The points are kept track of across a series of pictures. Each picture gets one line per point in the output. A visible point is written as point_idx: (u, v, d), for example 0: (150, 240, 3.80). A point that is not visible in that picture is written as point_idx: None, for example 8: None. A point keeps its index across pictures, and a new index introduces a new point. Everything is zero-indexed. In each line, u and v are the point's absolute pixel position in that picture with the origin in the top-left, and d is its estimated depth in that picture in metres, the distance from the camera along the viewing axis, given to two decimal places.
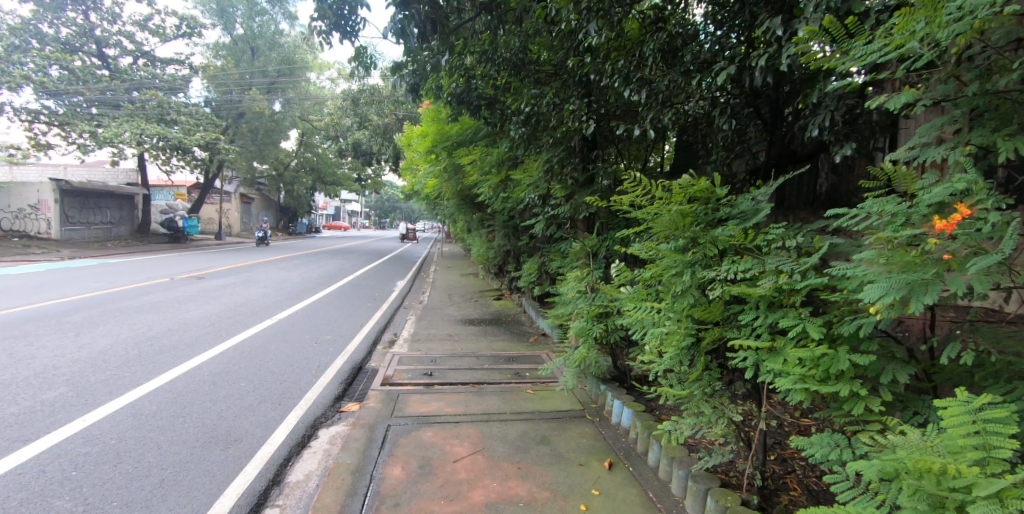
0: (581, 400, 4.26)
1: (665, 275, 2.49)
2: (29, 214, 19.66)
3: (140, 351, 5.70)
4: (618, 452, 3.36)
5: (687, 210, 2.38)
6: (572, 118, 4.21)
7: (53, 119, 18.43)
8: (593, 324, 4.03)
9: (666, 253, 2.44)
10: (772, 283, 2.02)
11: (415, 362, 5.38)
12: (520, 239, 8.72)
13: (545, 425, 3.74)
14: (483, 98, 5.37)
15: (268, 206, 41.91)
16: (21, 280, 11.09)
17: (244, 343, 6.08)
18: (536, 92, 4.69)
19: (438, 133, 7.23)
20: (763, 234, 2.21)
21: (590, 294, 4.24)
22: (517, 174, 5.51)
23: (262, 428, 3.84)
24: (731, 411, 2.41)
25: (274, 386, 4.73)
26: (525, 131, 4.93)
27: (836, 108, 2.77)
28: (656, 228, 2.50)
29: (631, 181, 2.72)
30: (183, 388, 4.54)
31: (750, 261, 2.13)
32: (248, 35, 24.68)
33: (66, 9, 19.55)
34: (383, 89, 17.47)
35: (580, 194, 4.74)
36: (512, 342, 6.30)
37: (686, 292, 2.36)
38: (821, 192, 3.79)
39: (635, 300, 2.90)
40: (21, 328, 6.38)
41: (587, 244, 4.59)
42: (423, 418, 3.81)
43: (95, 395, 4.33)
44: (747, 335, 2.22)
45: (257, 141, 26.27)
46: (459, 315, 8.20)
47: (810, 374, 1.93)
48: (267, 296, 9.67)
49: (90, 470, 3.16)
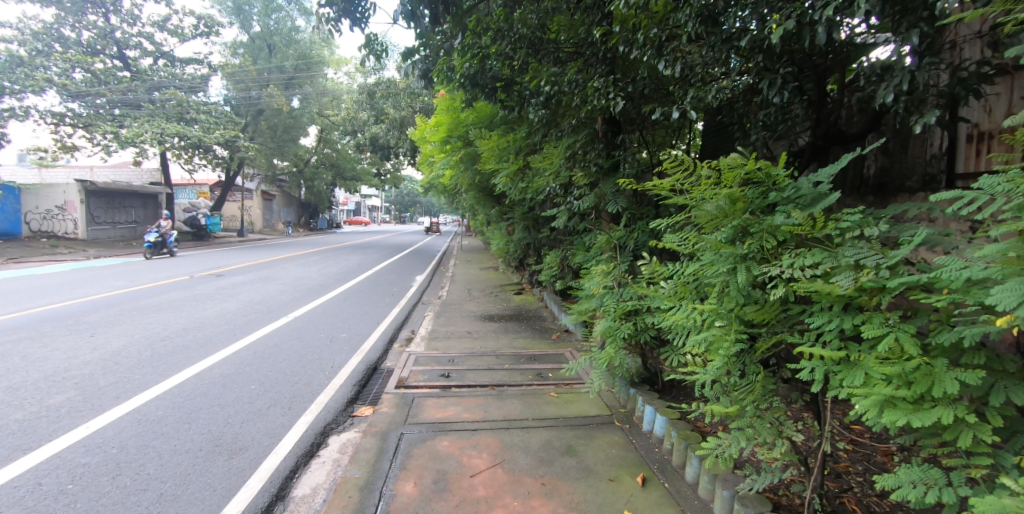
0: (609, 404, 3.94)
1: (710, 272, 2.13)
2: (57, 214, 20.20)
3: (153, 352, 5.62)
4: (652, 465, 3.04)
5: (739, 193, 2.01)
6: (597, 96, 3.84)
7: (77, 121, 18.78)
8: (621, 323, 3.70)
9: (711, 245, 2.07)
10: (850, 280, 1.67)
11: (432, 363, 5.11)
12: (541, 232, 8.38)
13: (572, 433, 3.44)
14: (498, 79, 4.99)
15: (290, 203, 42.47)
16: (47, 279, 11.31)
17: (257, 343, 5.93)
18: (555, 71, 4.35)
19: (453, 122, 6.97)
20: (835, 221, 1.83)
21: (617, 289, 3.92)
22: (537, 162, 5.21)
23: (269, 436, 3.64)
24: (792, 430, 2.05)
25: (285, 388, 4.53)
26: (544, 113, 4.61)
27: (919, 69, 2.33)
28: (700, 215, 2.14)
29: (669, 161, 2.36)
30: (192, 391, 4.38)
31: (819, 253, 1.77)
32: (265, 32, 24.81)
33: (87, 13, 19.89)
34: (399, 82, 17.27)
35: (605, 182, 4.42)
36: (534, 340, 6.02)
37: (737, 292, 2.00)
38: (870, 175, 3.42)
39: (672, 299, 2.56)
40: (39, 329, 6.39)
41: (614, 235, 4.29)
42: (440, 425, 3.54)
43: (102, 400, 4.21)
44: (813, 343, 1.87)
45: (276, 137, 26.46)
46: (479, 310, 7.96)
47: (900, 393, 1.59)
48: (284, 293, 9.59)
49: (87, 482, 3.00)
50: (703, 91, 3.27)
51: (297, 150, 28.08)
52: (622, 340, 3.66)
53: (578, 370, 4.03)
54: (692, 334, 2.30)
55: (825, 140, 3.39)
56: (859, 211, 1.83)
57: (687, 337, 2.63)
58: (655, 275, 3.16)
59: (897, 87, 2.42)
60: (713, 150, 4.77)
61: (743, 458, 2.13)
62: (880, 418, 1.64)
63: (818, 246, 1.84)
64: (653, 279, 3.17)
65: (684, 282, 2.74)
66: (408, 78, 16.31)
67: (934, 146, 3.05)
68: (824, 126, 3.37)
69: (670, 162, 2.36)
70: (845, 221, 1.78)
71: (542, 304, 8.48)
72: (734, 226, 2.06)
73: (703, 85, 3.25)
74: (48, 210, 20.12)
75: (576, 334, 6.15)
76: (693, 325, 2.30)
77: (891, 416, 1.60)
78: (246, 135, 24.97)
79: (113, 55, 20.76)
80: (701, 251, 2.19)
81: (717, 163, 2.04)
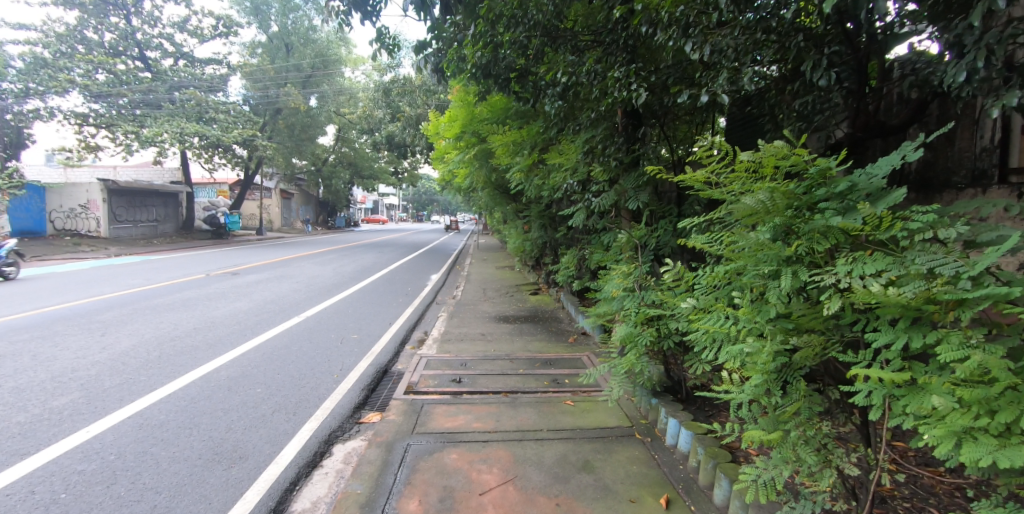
0: (629, 414, 3.69)
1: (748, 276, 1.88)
2: (80, 213, 20.63)
3: (161, 353, 5.57)
4: (676, 484, 2.79)
5: (783, 187, 1.75)
6: (618, 87, 3.56)
7: (100, 121, 19.12)
8: (641, 329, 3.46)
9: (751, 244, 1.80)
10: (922, 292, 1.40)
11: (444, 367, 4.91)
12: (558, 231, 8.14)
13: (589, 446, 3.20)
14: (512, 69, 4.72)
15: (309, 202, 42.97)
16: (68, 277, 11.51)
17: (266, 344, 5.83)
18: (572, 59, 4.09)
19: (466, 117, 6.75)
20: (902, 220, 1.55)
21: (640, 292, 3.67)
22: (552, 157, 4.96)
23: (270, 444, 3.48)
24: (843, 460, 1.78)
25: (291, 392, 4.39)
26: (561, 105, 4.36)
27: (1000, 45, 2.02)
28: (738, 212, 1.87)
29: (705, 149, 2.09)
30: (196, 395, 4.30)
31: (882, 258, 1.50)
32: (283, 31, 24.99)
33: (109, 15, 20.24)
34: (415, 79, 17.14)
35: (626, 179, 4.17)
36: (550, 343, 5.79)
37: (778, 300, 1.75)
38: (912, 170, 3.12)
39: (703, 308, 2.31)
40: (51, 328, 6.46)
41: (635, 235, 4.04)
42: (448, 436, 3.33)
43: (105, 403, 4.15)
44: (873, 362, 1.60)
45: (294, 136, 26.66)
46: (494, 311, 7.76)
47: (984, 426, 1.32)
48: (297, 292, 9.53)
49: (81, 491, 2.89)
50: (736, 76, 3.03)
51: (315, 148, 28.25)
52: (643, 347, 3.41)
53: (597, 378, 3.79)
54: (724, 348, 2.05)
55: (867, 130, 3.10)
56: (931, 209, 1.55)
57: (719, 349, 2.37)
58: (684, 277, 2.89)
59: (972, 65, 2.12)
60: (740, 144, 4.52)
61: (782, 491, 1.86)
62: (957, 453, 1.37)
63: (881, 251, 1.56)
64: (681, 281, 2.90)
65: (714, 288, 2.48)
66: (423, 75, 16.17)
67: (986, 137, 2.73)
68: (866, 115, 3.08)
69: (706, 152, 2.11)
70: (915, 222, 1.50)
71: (558, 304, 8.23)
72: (778, 224, 1.79)
73: (734, 69, 3.02)
74: (72, 209, 20.55)
75: (593, 337, 5.90)
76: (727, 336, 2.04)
77: (971, 453, 1.33)
78: (264, 134, 25.21)
79: (135, 56, 21.11)
80: (739, 254, 1.93)
81: (760, 152, 1.78)
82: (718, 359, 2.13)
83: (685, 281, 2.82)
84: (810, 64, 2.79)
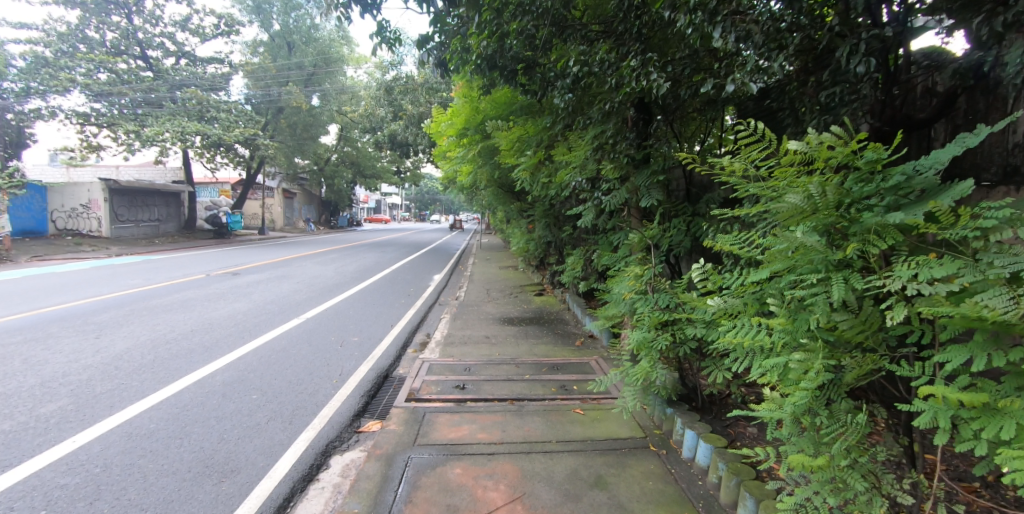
0: (642, 424, 3.50)
1: (790, 280, 1.69)
2: (82, 213, 20.59)
3: (156, 356, 5.44)
4: (695, 502, 2.60)
5: (833, 181, 1.57)
6: (633, 77, 3.37)
7: (101, 120, 19.00)
8: (656, 335, 3.27)
9: (794, 246, 1.61)
10: (1007, 300, 1.19)
11: (447, 372, 4.72)
12: (563, 230, 7.95)
13: (601, 460, 3.00)
14: (519, 60, 4.48)
15: (311, 201, 42.90)
16: (67, 277, 11.42)
17: (264, 347, 5.66)
18: (584, 50, 3.91)
19: (470, 113, 6.56)
20: (973, 217, 1.35)
21: (652, 295, 3.47)
22: (558, 154, 4.75)
23: (264, 455, 3.31)
24: (894, 488, 1.58)
25: (288, 398, 4.22)
26: (570, 97, 4.15)
27: None
28: (778, 212, 1.69)
29: (745, 141, 1.91)
30: (189, 402, 4.15)
31: (952, 262, 1.30)
32: (285, 30, 24.86)
33: (111, 14, 20.16)
34: (417, 77, 16.96)
35: (638, 176, 3.99)
36: (556, 346, 5.60)
37: (825, 309, 1.56)
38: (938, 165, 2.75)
39: (730, 316, 2.12)
40: (46, 330, 6.35)
41: (647, 235, 3.86)
42: (451, 448, 3.15)
43: (94, 411, 4.02)
44: (937, 379, 1.41)
45: (296, 135, 26.54)
46: (498, 313, 7.57)
47: None
48: (297, 292, 9.37)
49: (61, 508, 2.73)
50: (763, 63, 2.86)
51: (318, 147, 28.12)
52: (658, 353, 3.23)
53: (608, 385, 3.60)
54: (759, 360, 1.86)
55: (899, 122, 2.91)
56: (1005, 205, 1.35)
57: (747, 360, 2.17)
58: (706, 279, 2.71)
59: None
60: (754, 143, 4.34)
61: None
62: None
63: (948, 254, 1.37)
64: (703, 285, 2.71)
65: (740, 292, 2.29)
66: (425, 73, 16.02)
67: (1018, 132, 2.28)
68: (896, 107, 2.90)
69: (743, 143, 1.92)
70: (990, 218, 1.30)
71: (563, 306, 8.04)
72: (826, 224, 1.61)
73: (761, 57, 2.86)
74: (73, 208, 20.51)
75: (601, 340, 5.71)
76: (761, 347, 1.85)
77: None
78: (266, 133, 25.09)
79: (136, 55, 21.03)
80: (776, 255, 1.75)
81: (808, 143, 1.59)
82: (749, 372, 1.94)
83: (708, 285, 2.63)
84: (846, 49, 2.61)
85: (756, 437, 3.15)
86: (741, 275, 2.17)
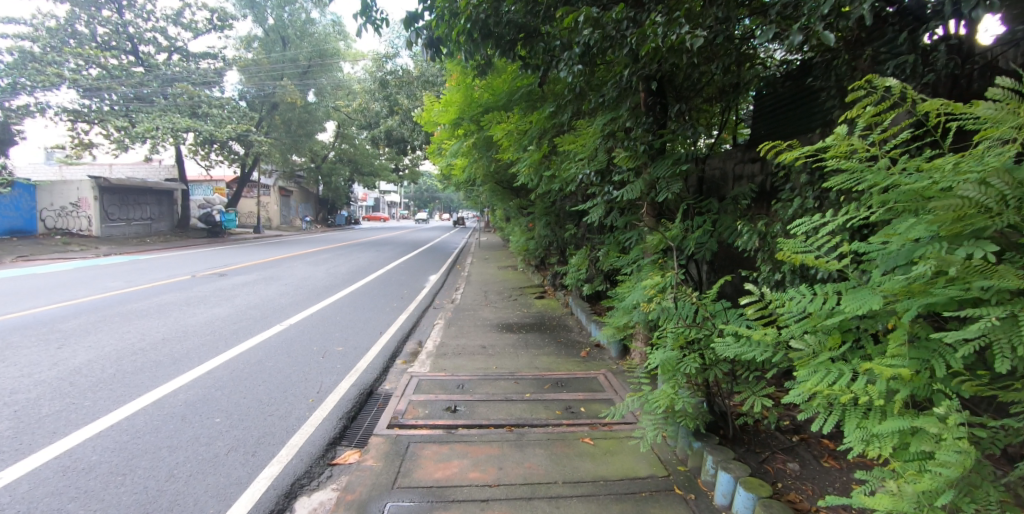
0: (663, 459, 2.98)
1: (918, 309, 1.39)
2: (71, 211, 20.06)
3: (118, 369, 4.93)
4: None
5: (1002, 165, 1.28)
6: (659, 38, 2.86)
7: (91, 117, 18.46)
8: (682, 357, 2.77)
9: (955, 262, 1.29)
10: None
11: (437, 390, 4.18)
12: (565, 229, 7.48)
13: (618, 508, 2.49)
14: (519, 29, 3.90)
15: (307, 199, 42.29)
16: (45, 279, 10.87)
17: (238, 359, 5.14)
18: (595, 11, 3.34)
19: (465, 102, 6.03)
20: None
21: (676, 306, 2.95)
22: (564, 144, 4.22)
23: (216, 498, 2.79)
24: None
25: (255, 422, 3.72)
26: (581, 70, 3.60)
27: None
28: (931, 222, 1.37)
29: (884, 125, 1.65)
30: (144, 426, 3.64)
31: None
32: (279, 25, 24.24)
33: (101, 8, 19.58)
34: (413, 71, 16.45)
35: (657, 166, 3.49)
36: (560, 357, 5.11)
37: (996, 352, 1.21)
38: None
39: (818, 360, 1.68)
40: (5, 340, 5.82)
41: (668, 235, 3.37)
42: (441, 492, 2.62)
43: (32, 438, 3.51)
44: None
45: (291, 132, 25.89)
46: (496, 318, 7.07)
47: None
48: (285, 295, 8.86)
49: None
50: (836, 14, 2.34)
51: (313, 144, 27.55)
52: (683, 377, 2.75)
53: (623, 412, 3.07)
54: (858, 418, 1.52)
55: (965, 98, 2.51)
56: None
57: (827, 410, 1.67)
58: (764, 311, 2.22)
59: None
60: (768, 131, 4.01)
61: None
62: None
63: None
64: (755, 315, 2.23)
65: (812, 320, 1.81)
66: (422, 67, 15.46)
67: None
68: (965, 85, 2.50)
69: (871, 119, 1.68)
70: None
71: (566, 310, 7.54)
72: (995, 227, 1.28)
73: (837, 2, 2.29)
74: (63, 207, 19.98)
75: (609, 350, 5.20)
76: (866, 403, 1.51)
77: None
78: (261, 129, 24.48)
79: (127, 50, 20.47)
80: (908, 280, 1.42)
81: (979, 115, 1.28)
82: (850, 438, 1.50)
83: (761, 314, 2.16)
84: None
85: (798, 476, 2.74)
86: (819, 293, 1.78)
